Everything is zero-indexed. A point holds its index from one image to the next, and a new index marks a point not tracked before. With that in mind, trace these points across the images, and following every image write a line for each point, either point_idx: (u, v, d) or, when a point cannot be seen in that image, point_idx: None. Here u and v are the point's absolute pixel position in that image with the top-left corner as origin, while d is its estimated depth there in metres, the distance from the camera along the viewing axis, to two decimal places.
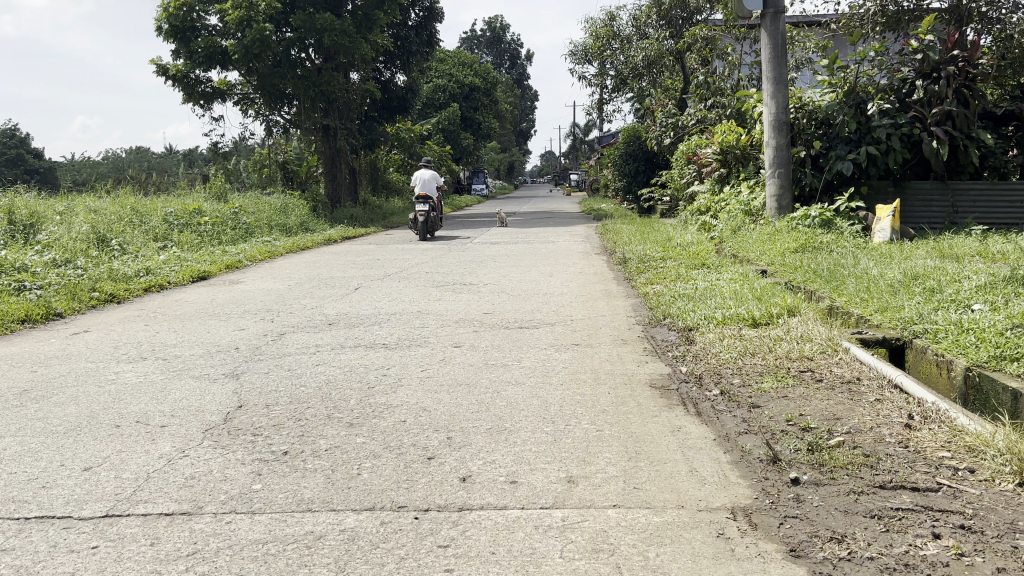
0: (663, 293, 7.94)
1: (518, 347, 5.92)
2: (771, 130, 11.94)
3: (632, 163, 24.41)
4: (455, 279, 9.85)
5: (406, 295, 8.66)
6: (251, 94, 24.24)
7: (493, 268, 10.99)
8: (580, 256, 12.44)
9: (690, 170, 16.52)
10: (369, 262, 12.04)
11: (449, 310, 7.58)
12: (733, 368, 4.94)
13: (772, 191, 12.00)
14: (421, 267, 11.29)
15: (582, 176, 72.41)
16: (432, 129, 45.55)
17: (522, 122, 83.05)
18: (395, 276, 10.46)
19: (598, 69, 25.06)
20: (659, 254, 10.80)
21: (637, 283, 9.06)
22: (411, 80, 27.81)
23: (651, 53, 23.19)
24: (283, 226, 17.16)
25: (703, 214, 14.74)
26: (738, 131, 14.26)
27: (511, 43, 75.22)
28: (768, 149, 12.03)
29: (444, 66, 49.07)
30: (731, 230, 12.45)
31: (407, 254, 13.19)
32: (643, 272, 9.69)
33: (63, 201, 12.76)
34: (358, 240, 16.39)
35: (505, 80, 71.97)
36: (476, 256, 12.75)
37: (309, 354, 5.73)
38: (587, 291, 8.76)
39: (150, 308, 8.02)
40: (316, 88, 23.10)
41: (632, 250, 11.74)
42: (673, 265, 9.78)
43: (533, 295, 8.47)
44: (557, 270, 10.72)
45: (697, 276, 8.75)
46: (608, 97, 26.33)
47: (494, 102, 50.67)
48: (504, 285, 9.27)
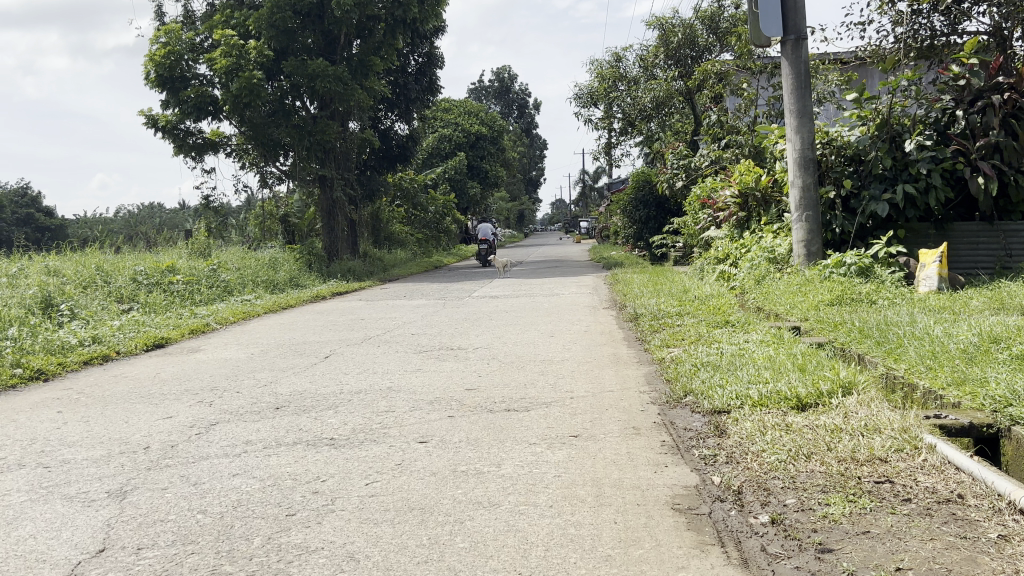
0: (682, 360, 6.68)
1: (501, 441, 4.66)
2: (796, 169, 10.81)
3: (642, 208, 23.26)
4: (441, 344, 8.62)
5: (381, 365, 7.44)
6: (246, 146, 23.44)
7: (487, 328, 9.76)
8: (587, 311, 11.21)
9: (706, 215, 15.37)
10: (352, 322, 10.85)
11: (425, 385, 6.34)
12: (783, 480, 3.66)
13: (799, 236, 10.84)
14: (408, 328, 10.09)
15: (593, 222, 71.54)
16: (437, 178, 44.72)
17: (532, 170, 82.58)
18: (375, 339, 9.25)
19: (605, 111, 24.10)
20: (675, 310, 9.56)
21: (651, 345, 7.80)
22: (412, 129, 26.94)
23: (660, 94, 22.21)
24: (269, 282, 16.06)
25: (722, 262, 13.51)
26: (758, 171, 13.11)
27: (519, 92, 75.14)
28: (793, 189, 10.89)
29: (449, 115, 48.46)
30: (756, 280, 11.21)
31: (396, 312, 11.99)
32: (657, 332, 8.44)
33: (18, 261, 11.69)
34: (348, 296, 15.25)
35: (513, 128, 71.51)
36: (471, 313, 11.55)
37: (230, 456, 4.48)
38: (591, 356, 7.50)
39: (78, 387, 6.85)
40: (312, 137, 22.22)
41: (644, 303, 10.50)
42: (692, 323, 8.53)
43: (528, 362, 7.22)
44: (558, 329, 9.48)
45: (722, 336, 7.48)
46: (616, 141, 25.31)
47: (502, 150, 49.92)
48: (496, 350, 8.05)
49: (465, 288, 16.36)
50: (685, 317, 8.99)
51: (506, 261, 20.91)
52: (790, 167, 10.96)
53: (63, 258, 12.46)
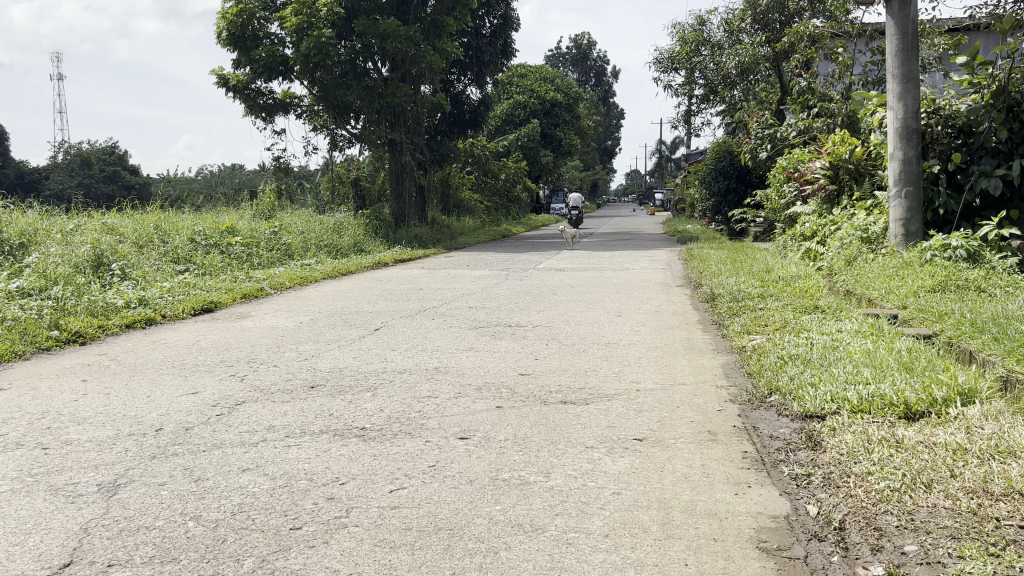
0: (764, 351, 5.92)
1: (554, 440, 4.03)
2: (897, 140, 9.72)
3: (722, 180, 22.17)
4: (499, 319, 8.02)
5: (433, 341, 6.88)
6: (316, 108, 23.17)
7: (551, 304, 9.12)
8: (659, 288, 10.46)
9: (792, 189, 14.36)
10: (410, 291, 10.34)
11: (476, 367, 5.73)
12: (897, 520, 2.92)
13: (897, 214, 9.79)
14: (466, 300, 9.51)
15: (668, 194, 69.91)
16: (510, 145, 43.99)
17: (607, 140, 81.17)
18: (430, 311, 8.71)
19: (686, 77, 23.00)
20: (757, 292, 8.73)
21: (729, 331, 7.03)
22: (484, 93, 26.24)
23: (745, 60, 21.01)
24: (333, 247, 15.70)
25: (809, 240, 12.52)
26: (853, 141, 12.03)
27: (596, 60, 73.68)
28: (893, 163, 9.81)
29: (524, 81, 47.54)
30: (847, 262, 10.25)
31: (457, 282, 11.44)
32: (736, 315, 7.65)
33: (78, 218, 11.53)
34: (411, 263, 14.78)
35: (589, 96, 70.11)
36: (536, 286, 10.91)
37: (246, 446, 3.96)
38: (662, 341, 6.80)
39: (113, 353, 6.48)
40: (382, 100, 21.76)
41: (722, 283, 9.69)
42: (775, 308, 7.72)
43: (592, 346, 6.55)
44: (628, 308, 8.77)
45: (810, 325, 6.66)
46: (696, 109, 24.17)
47: (576, 118, 48.84)
48: (557, 328, 7.40)
49: (532, 259, 15.71)
50: (767, 300, 8.18)
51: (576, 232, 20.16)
52: (889, 138, 9.87)
53: (124, 216, 12.28)
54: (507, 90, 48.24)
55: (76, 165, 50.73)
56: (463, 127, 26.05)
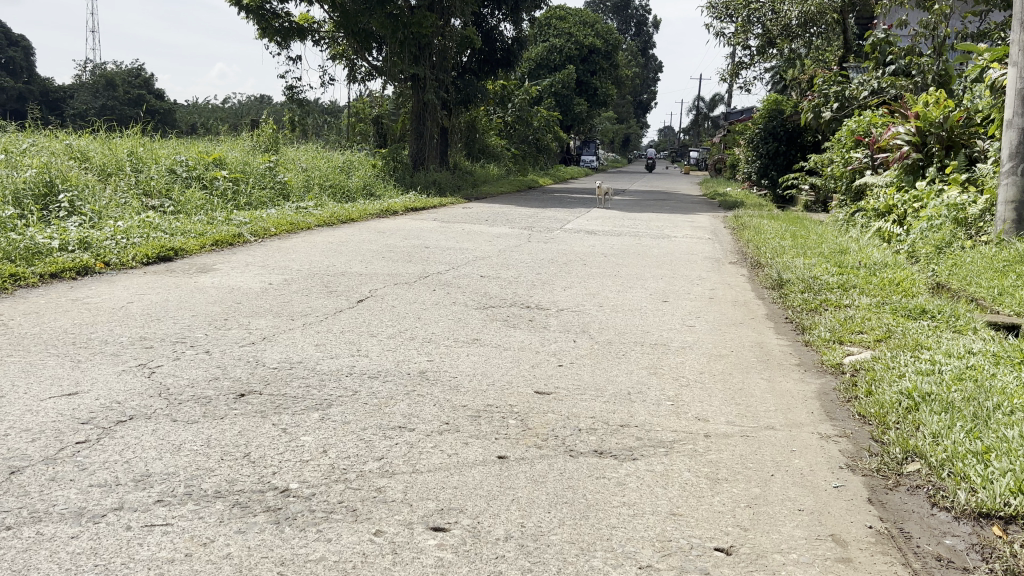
0: (876, 379, 4.27)
1: (586, 545, 2.46)
2: (1019, 103, 7.83)
3: (771, 142, 20.19)
4: (514, 296, 6.44)
5: (429, 324, 5.32)
6: (336, 35, 21.47)
7: (581, 278, 7.53)
8: (708, 265, 8.83)
9: (862, 156, 12.53)
10: (414, 249, 8.75)
11: (477, 375, 4.17)
12: None
13: (1008, 195, 7.94)
14: (477, 265, 7.93)
15: (703, 154, 67.43)
16: (542, 91, 41.98)
17: (642, 93, 78.55)
18: (434, 278, 7.15)
19: (742, 25, 21.02)
20: (836, 280, 7.07)
21: (812, 337, 5.40)
22: (520, 30, 24.30)
23: (810, 9, 18.99)
24: (338, 188, 14.11)
25: (882, 217, 10.72)
26: (948, 104, 10.17)
27: (638, 9, 70.86)
28: (1009, 130, 7.93)
29: (562, 24, 45.19)
30: (938, 248, 8.49)
31: (470, 240, 9.85)
32: (818, 314, 6.00)
33: (38, 138, 10.00)
34: (424, 213, 13.20)
35: (628, 45, 67.42)
36: (563, 252, 9.31)
37: (81, 524, 2.42)
38: (726, 345, 5.21)
39: (8, 316, 4.98)
40: (406, 29, 19.99)
41: (787, 265, 8.05)
42: (866, 307, 6.05)
43: (634, 348, 4.98)
44: (675, 290, 7.16)
45: (925, 339, 4.97)
46: (748, 62, 22.18)
47: (614, 67, 46.65)
48: (585, 317, 5.81)
49: (558, 217, 14.07)
50: (853, 295, 6.51)
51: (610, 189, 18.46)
52: (1008, 100, 7.96)
53: (95, 139, 10.75)
54: (544, 33, 45.98)
55: (101, 86, 49.16)
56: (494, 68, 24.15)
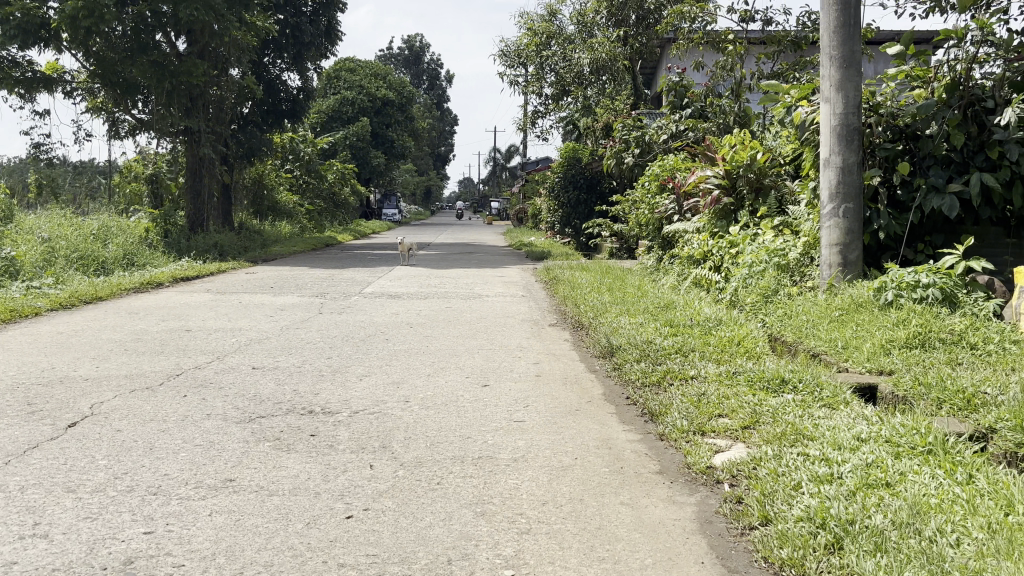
0: (769, 494, 3.26)
1: None
2: (834, 140, 7.45)
3: (571, 190, 19.88)
4: (291, 398, 5.02)
5: (165, 457, 3.81)
6: (93, 86, 18.90)
7: (381, 359, 6.22)
8: (525, 330, 7.81)
9: (668, 201, 12.15)
10: (171, 335, 7.08)
11: (216, 559, 2.74)
12: None
13: (831, 238, 7.51)
14: (251, 352, 6.42)
15: (503, 204, 68.27)
16: (337, 145, 40.52)
17: (440, 145, 78.90)
18: (190, 377, 5.59)
19: (535, 72, 20.90)
20: (673, 343, 6.21)
21: (667, 425, 4.39)
22: (306, 80, 22.91)
23: (599, 57, 19.01)
24: (90, 261, 11.98)
25: (698, 264, 10.23)
26: (754, 145, 9.86)
27: (430, 63, 71.41)
28: (827, 169, 7.51)
29: (353, 76, 44.12)
30: (765, 297, 7.96)
31: (246, 317, 8.28)
32: (666, 393, 5.03)
33: None
34: (197, 284, 11.39)
35: (422, 98, 67.36)
36: (360, 323, 7.98)
37: None
38: (566, 448, 4.08)
39: None
40: (175, 79, 18.19)
41: (613, 326, 7.16)
42: (716, 378, 5.17)
43: (453, 467, 3.74)
44: (493, 367, 6.01)
45: (802, 422, 4.08)
46: (543, 111, 21.98)
47: (410, 119, 46.06)
48: (383, 422, 4.51)
49: (355, 279, 12.69)
50: (696, 363, 5.65)
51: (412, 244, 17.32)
52: (822, 138, 7.57)
53: None
54: (334, 86, 44.66)
55: None
56: (280, 119, 22.48)
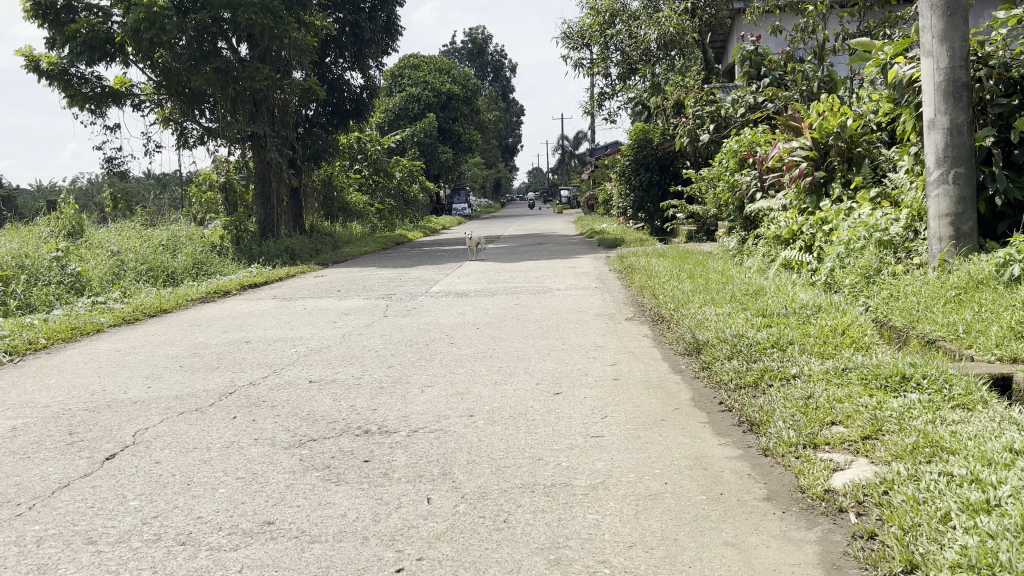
0: (911, 530, 2.65)
1: None
2: (939, 99, 6.66)
3: (643, 172, 19.14)
4: (347, 417, 4.59)
5: (201, 495, 3.42)
6: (161, 98, 19.03)
7: (446, 366, 5.76)
8: (601, 326, 7.25)
9: (750, 179, 11.37)
10: (229, 348, 6.77)
11: None
12: None
13: (941, 208, 6.72)
14: (309, 364, 6.05)
15: (575, 191, 67.49)
16: (405, 142, 40.51)
17: (508, 136, 78.57)
18: (243, 394, 5.23)
19: (600, 53, 20.17)
20: (767, 336, 5.58)
21: (770, 436, 3.79)
22: (368, 79, 22.65)
23: (667, 33, 18.20)
24: (158, 273, 11.91)
25: (786, 244, 9.48)
26: (844, 111, 9.04)
27: (494, 55, 71.05)
28: (931, 132, 6.73)
29: (417, 72, 44.05)
30: (866, 278, 7.22)
31: (308, 323, 7.94)
32: (766, 395, 4.42)
33: None
34: (262, 291, 11.17)
35: (488, 90, 67.14)
36: (425, 326, 7.55)
37: None
38: (653, 469, 3.53)
39: None
40: (239, 84, 18.06)
41: (698, 319, 6.55)
42: (823, 376, 4.53)
43: (523, 499, 3.23)
44: (567, 370, 5.48)
45: (935, 429, 3.44)
46: (609, 93, 21.26)
47: (476, 111, 45.77)
48: (446, 442, 4.03)
49: (423, 277, 12.32)
50: (797, 358, 5.01)
51: (481, 238, 16.91)
52: (924, 97, 6.78)
53: None
54: (399, 84, 44.68)
55: None
56: (345, 120, 22.21)
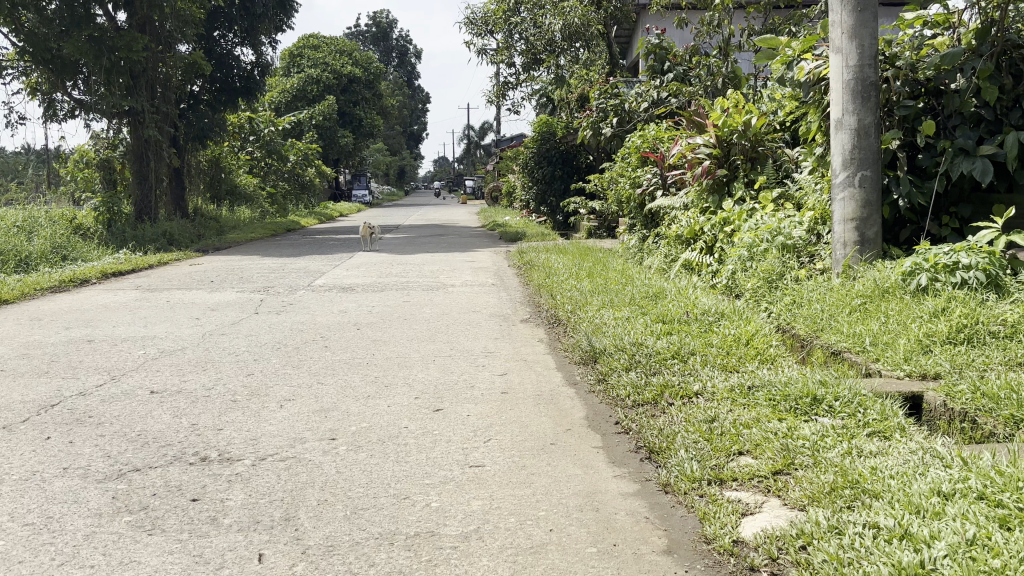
0: None
1: None
2: (847, 98, 6.39)
3: (545, 165, 18.74)
4: (186, 440, 3.90)
5: None
6: (26, 66, 17.45)
7: (314, 375, 5.10)
8: (493, 328, 6.72)
9: (652, 175, 11.05)
10: (66, 348, 5.91)
11: None
12: None
13: (845, 212, 6.47)
14: (156, 370, 5.27)
15: (478, 182, 66.95)
16: (303, 125, 39.08)
17: (412, 124, 77.34)
18: (66, 407, 4.44)
19: (504, 41, 19.63)
20: (668, 345, 5.16)
21: (671, 468, 3.33)
22: (259, 55, 21.52)
23: (573, 23, 17.82)
24: (7, 258, 10.72)
25: (687, 244, 9.17)
26: (749, 108, 8.77)
27: (399, 40, 69.71)
28: (838, 132, 6.46)
29: (317, 54, 42.58)
30: (769, 282, 6.94)
31: (168, 320, 7.12)
32: (666, 416, 3.97)
33: None
34: (127, 280, 10.18)
35: (392, 76, 65.85)
36: (300, 325, 6.84)
37: None
38: (537, 512, 3.00)
39: None
40: (113, 54, 16.86)
41: (595, 323, 6.10)
42: (727, 395, 4.11)
43: (377, 556, 2.64)
44: (450, 381, 4.91)
45: (854, 465, 3.03)
46: (513, 82, 20.76)
47: (378, 96, 44.65)
48: (299, 475, 3.41)
49: (310, 268, 11.53)
50: (699, 372, 4.59)
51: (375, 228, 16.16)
52: (833, 96, 6.50)
53: None
54: (298, 64, 43.10)
55: None
56: (234, 98, 20.96)
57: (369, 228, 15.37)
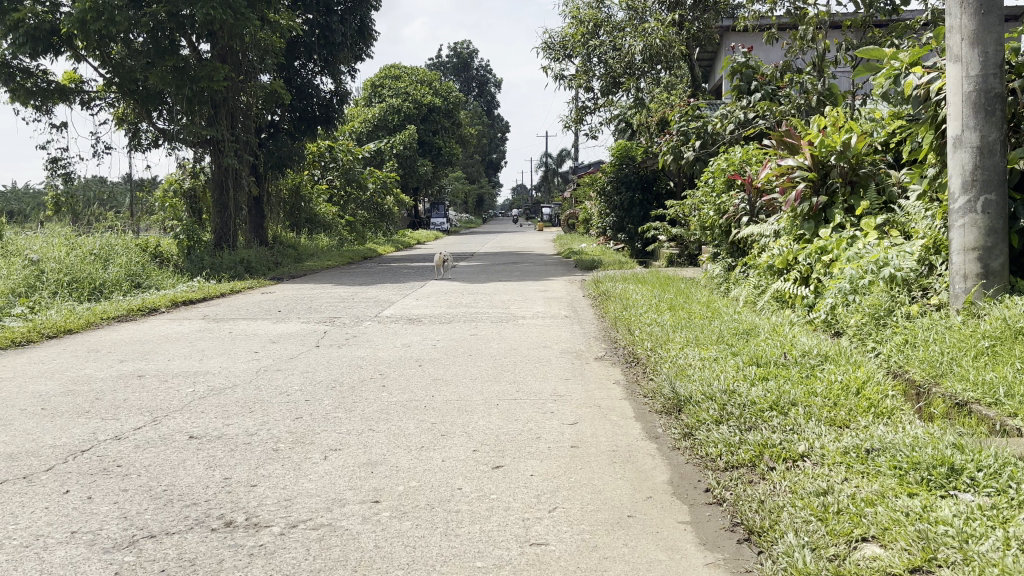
0: None
1: None
2: (968, 112, 5.65)
3: (624, 191, 18.14)
4: (213, 498, 3.46)
5: None
6: (113, 97, 17.81)
7: (366, 421, 4.63)
8: (565, 367, 6.17)
9: (739, 201, 10.36)
10: (114, 384, 5.60)
11: None
12: None
13: (966, 241, 5.70)
14: (199, 412, 4.88)
15: (557, 209, 66.56)
16: (383, 154, 39.41)
17: (491, 152, 77.71)
18: (96, 454, 4.07)
19: (582, 65, 19.19)
20: (765, 394, 4.51)
21: (777, 558, 2.72)
22: (338, 84, 21.63)
23: (654, 45, 17.25)
24: (80, 286, 10.69)
25: (779, 275, 8.46)
26: (849, 128, 8.03)
27: (479, 69, 70.25)
28: (958, 151, 5.72)
29: (398, 83, 43.04)
30: (875, 319, 6.20)
31: (224, 353, 6.79)
32: (768, 485, 3.35)
33: None
34: (194, 309, 9.99)
35: (472, 105, 66.31)
36: (361, 359, 6.42)
37: None
38: None
39: None
40: (195, 86, 16.97)
41: (679, 364, 5.48)
42: (841, 460, 3.46)
43: None
44: (514, 430, 4.38)
45: (1019, 565, 2.37)
46: (591, 107, 20.28)
47: (457, 125, 44.85)
48: (330, 549, 2.91)
49: (379, 298, 11.19)
50: (804, 430, 3.94)
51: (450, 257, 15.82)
52: (950, 110, 5.77)
53: None
54: (379, 94, 43.62)
55: None
56: (313, 126, 21.21)
57: (443, 257, 15.03)
